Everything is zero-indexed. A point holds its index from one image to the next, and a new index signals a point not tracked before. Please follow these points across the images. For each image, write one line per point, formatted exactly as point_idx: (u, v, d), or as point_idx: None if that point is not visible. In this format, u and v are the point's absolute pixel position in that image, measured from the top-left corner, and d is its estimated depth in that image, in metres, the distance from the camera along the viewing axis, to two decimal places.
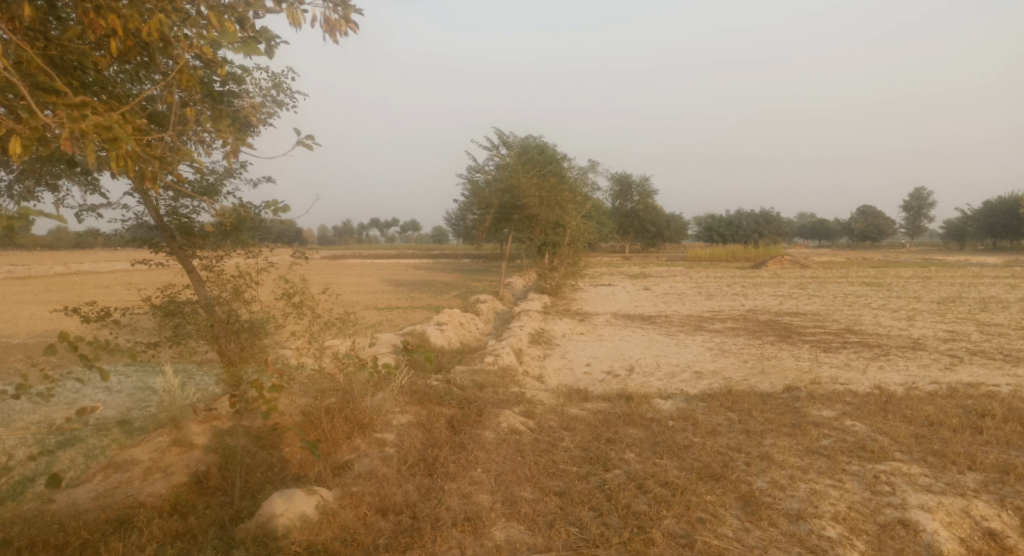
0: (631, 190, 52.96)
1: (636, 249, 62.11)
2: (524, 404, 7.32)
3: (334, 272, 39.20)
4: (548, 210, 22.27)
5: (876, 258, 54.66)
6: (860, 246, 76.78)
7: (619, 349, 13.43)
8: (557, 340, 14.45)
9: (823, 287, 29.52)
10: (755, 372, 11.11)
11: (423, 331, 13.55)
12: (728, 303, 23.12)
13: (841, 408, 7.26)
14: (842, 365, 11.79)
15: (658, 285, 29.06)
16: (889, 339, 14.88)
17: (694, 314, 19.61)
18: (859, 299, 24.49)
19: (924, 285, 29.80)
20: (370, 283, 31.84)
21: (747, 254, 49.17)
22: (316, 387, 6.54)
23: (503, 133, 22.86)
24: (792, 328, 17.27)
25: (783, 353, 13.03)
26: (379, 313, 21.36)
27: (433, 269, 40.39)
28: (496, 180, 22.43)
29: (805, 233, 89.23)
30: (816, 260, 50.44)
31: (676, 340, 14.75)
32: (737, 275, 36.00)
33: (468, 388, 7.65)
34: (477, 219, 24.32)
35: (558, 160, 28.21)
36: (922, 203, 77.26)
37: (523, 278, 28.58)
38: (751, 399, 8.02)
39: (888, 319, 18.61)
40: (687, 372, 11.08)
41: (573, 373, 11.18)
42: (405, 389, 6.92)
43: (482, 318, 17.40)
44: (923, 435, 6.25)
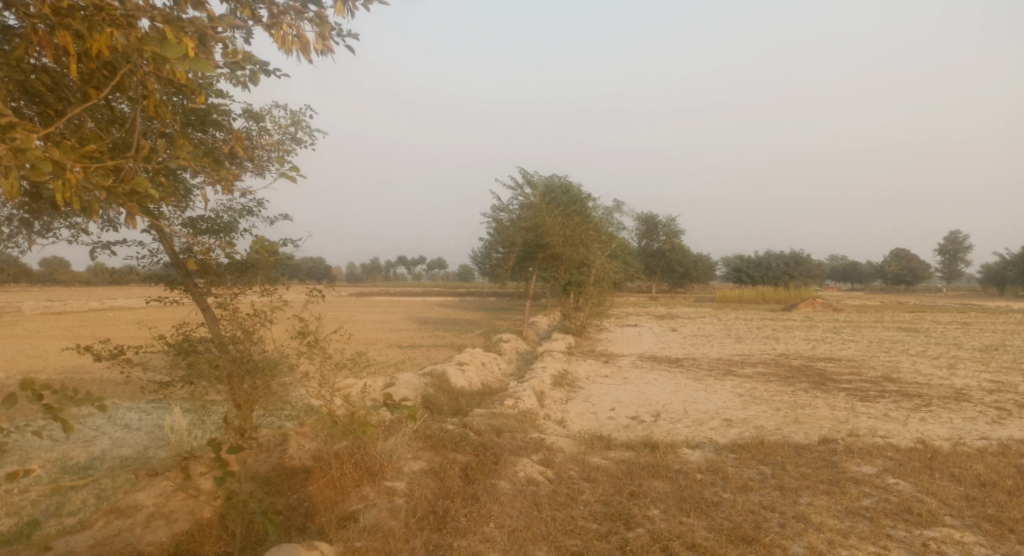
0: (657, 230, 52.66)
1: (663, 289, 61.46)
2: (544, 452, 6.98)
3: (360, 309, 39.32)
4: (573, 249, 22.07)
5: (911, 302, 53.33)
6: (894, 290, 75.12)
7: (645, 394, 13.00)
8: (580, 382, 14.08)
9: (857, 331, 28.71)
10: (788, 421, 10.61)
11: (443, 371, 13.29)
12: (758, 346, 22.52)
13: (882, 464, 6.80)
14: (880, 415, 11.24)
15: (686, 327, 28.52)
16: (929, 389, 14.23)
17: (723, 358, 19.09)
18: (895, 344, 23.70)
19: (962, 330, 28.81)
20: (394, 321, 31.79)
21: (777, 296, 48.30)
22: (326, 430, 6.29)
23: (528, 172, 22.84)
24: (826, 374, 16.66)
25: (816, 401, 12.50)
26: (402, 351, 21.20)
27: (458, 307, 40.29)
28: (521, 219, 22.34)
29: (837, 275, 87.75)
30: (849, 303, 49.38)
31: (704, 384, 14.28)
32: (767, 317, 35.26)
33: (485, 433, 7.34)
34: (502, 258, 24.18)
35: (584, 199, 28.10)
36: (957, 247, 75.60)
37: (548, 317, 28.27)
38: (784, 452, 7.58)
39: (926, 366, 17.89)
40: (715, 420, 10.62)
41: (597, 418, 10.79)
42: (420, 433, 6.64)
43: (504, 358, 17.11)
44: (974, 497, 5.78)
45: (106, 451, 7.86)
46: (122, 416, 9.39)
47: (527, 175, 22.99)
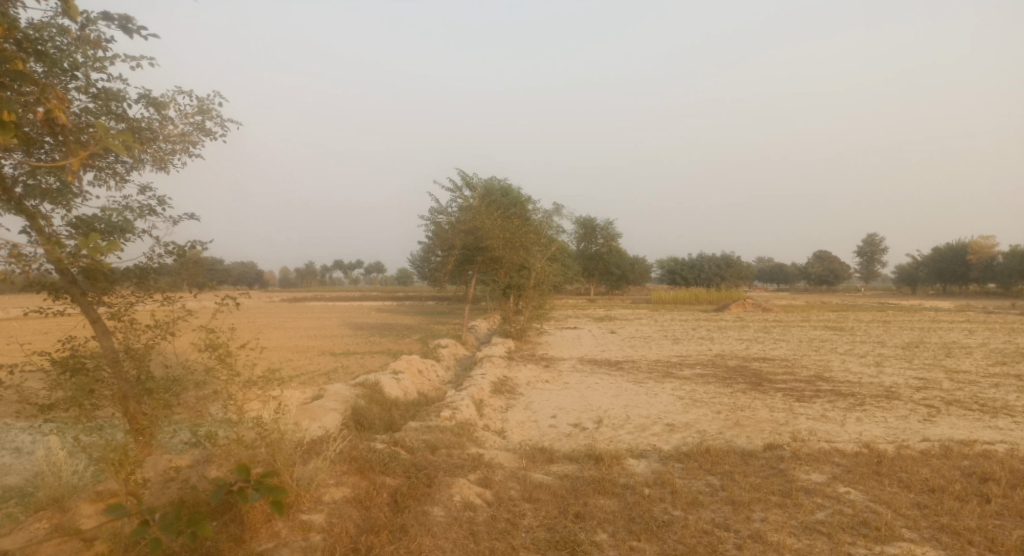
0: (595, 233, 52.82)
1: (600, 291, 61.85)
2: (482, 470, 6.50)
3: (291, 316, 37.82)
4: (512, 252, 21.66)
5: (833, 302, 55.33)
6: (818, 290, 77.98)
7: (586, 399, 12.66)
8: (520, 389, 13.65)
9: (787, 331, 29.31)
10: (730, 425, 10.43)
11: (377, 380, 12.63)
12: (695, 347, 22.62)
13: (830, 471, 6.60)
14: (819, 417, 11.20)
15: (624, 329, 28.49)
16: (862, 388, 14.39)
17: (661, 360, 19.00)
18: (824, 344, 24.22)
19: (885, 329, 29.78)
20: (327, 327, 30.62)
21: (710, 296, 49.21)
22: (232, 458, 5.71)
23: (466, 174, 22.30)
24: (762, 375, 16.74)
25: (756, 403, 12.42)
26: (334, 359, 20.27)
27: (395, 312, 39.28)
28: (459, 222, 21.76)
29: (764, 276, 90.63)
30: (777, 303, 50.76)
31: (644, 388, 14.05)
32: (701, 318, 35.76)
33: (418, 451, 6.79)
34: (439, 261, 23.52)
35: (522, 202, 27.71)
36: (875, 248, 79.08)
37: (486, 320, 27.75)
38: (731, 459, 7.30)
39: (856, 365, 18.23)
40: (658, 425, 10.35)
41: (538, 427, 10.36)
42: (343, 455, 6.08)
43: (441, 365, 16.52)
44: (927, 505, 5.62)
45: None
46: (9, 439, 8.42)
47: (465, 177, 22.42)
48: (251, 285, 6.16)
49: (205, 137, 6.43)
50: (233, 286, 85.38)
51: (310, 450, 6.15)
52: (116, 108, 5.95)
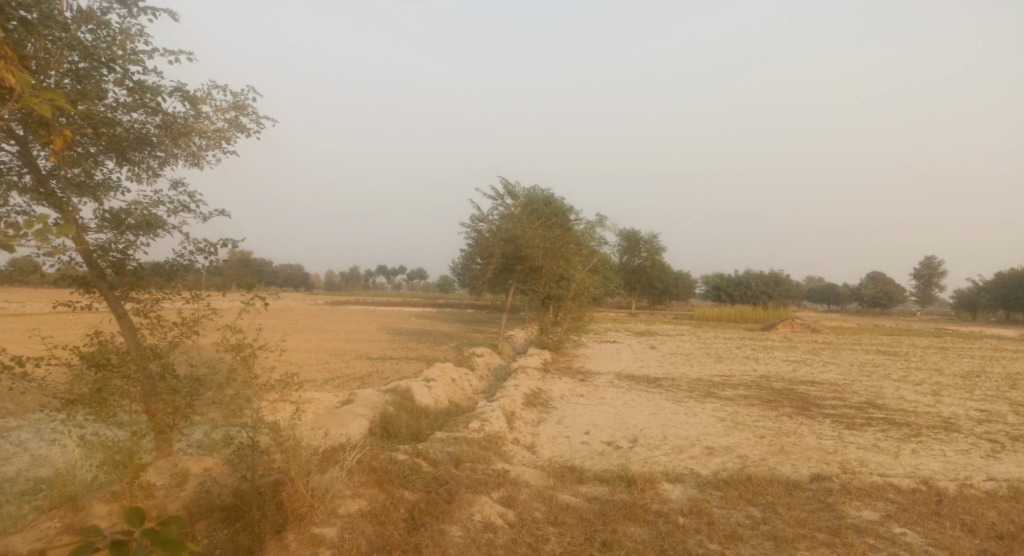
0: (638, 246, 52.03)
1: (642, 306, 60.95)
2: (506, 487, 6.18)
3: (332, 319, 38.14)
4: (553, 262, 21.32)
5: (886, 325, 53.35)
6: (869, 313, 75.48)
7: (622, 416, 12.22)
8: (554, 402, 13.28)
9: (836, 353, 28.22)
10: (774, 452, 9.88)
11: (408, 387, 12.42)
12: (738, 367, 21.87)
13: (884, 508, 6.08)
14: (870, 446, 10.55)
15: (665, 345, 27.83)
16: (917, 417, 13.59)
17: (703, 379, 18.38)
18: (875, 368, 23.21)
19: (941, 356, 28.43)
20: (365, 331, 30.73)
21: (756, 315, 47.94)
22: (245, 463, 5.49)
23: (509, 182, 22.09)
24: (808, 398, 16.01)
25: (802, 429, 11.79)
26: (370, 364, 20.20)
27: (434, 318, 39.27)
28: (500, 231, 21.54)
29: (813, 296, 88.22)
30: (826, 324, 49.18)
31: (684, 407, 13.52)
32: (745, 336, 34.75)
33: (441, 464, 6.50)
34: (479, 269, 23.33)
35: (565, 212, 27.36)
36: (932, 271, 76.11)
37: (524, 331, 27.41)
38: (773, 489, 6.82)
39: (910, 393, 17.31)
40: (696, 448, 9.86)
41: (570, 444, 9.98)
42: (361, 465, 5.83)
43: (476, 374, 16.26)
44: (994, 553, 5.10)
45: (21, 471, 7.03)
46: (44, 431, 8.50)
47: (508, 185, 22.19)
48: (281, 287, 6.17)
49: (240, 133, 6.40)
50: (279, 287, 86.96)
51: (329, 458, 5.94)
52: (152, 102, 5.87)
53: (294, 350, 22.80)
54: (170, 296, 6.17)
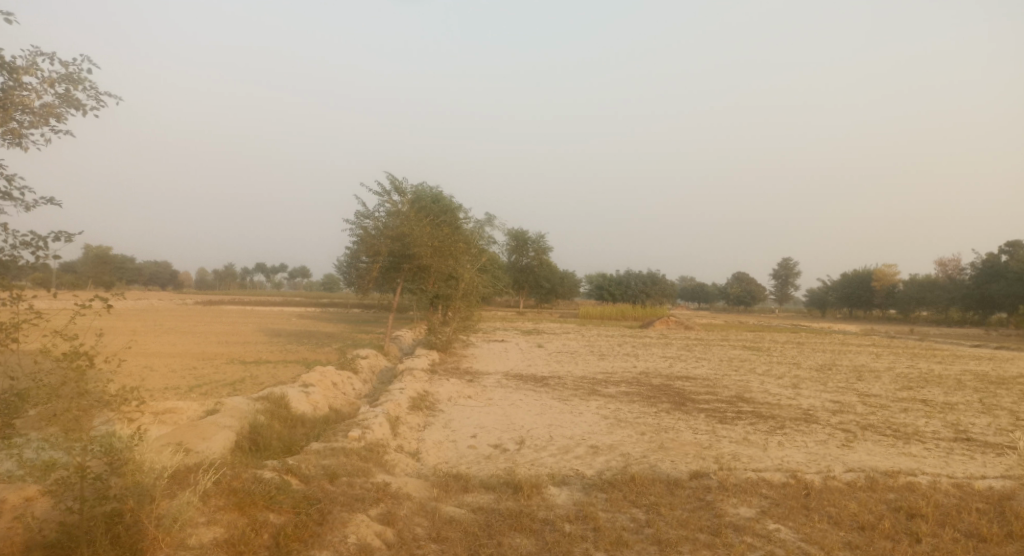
0: (526, 246, 52.79)
1: (529, 304, 61.71)
2: (385, 502, 5.84)
3: (204, 319, 35.81)
4: (440, 261, 20.99)
5: (751, 322, 57.00)
6: (736, 310, 80.45)
7: (508, 417, 12.10)
8: (440, 405, 12.96)
9: (709, 350, 29.68)
10: (655, 449, 10.07)
11: (284, 393, 11.68)
12: (620, 364, 22.47)
13: (758, 504, 6.25)
14: (742, 440, 11.00)
15: (551, 343, 28.19)
16: (782, 410, 14.40)
17: (587, 376, 18.68)
18: (744, 363, 24.56)
19: (800, 350, 30.59)
20: (241, 332, 28.99)
21: (636, 313, 49.74)
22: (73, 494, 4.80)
23: (396, 179, 21.49)
24: (686, 394, 16.60)
25: (680, 425, 12.15)
26: (245, 368, 19.01)
27: (317, 318, 37.72)
28: (386, 228, 20.90)
29: (687, 295, 93.01)
30: (699, 322, 51.88)
31: (569, 406, 13.60)
32: (626, 334, 35.94)
33: (314, 480, 6.06)
34: (364, 267, 22.52)
35: (453, 210, 27.02)
36: (791, 271, 82.23)
37: (411, 331, 26.87)
38: (655, 488, 6.89)
39: (776, 387, 18.40)
40: (580, 448, 9.88)
41: (455, 448, 9.72)
42: (220, 487, 5.30)
43: (359, 377, 15.63)
44: (858, 545, 5.33)
45: None
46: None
47: (394, 182, 21.57)
48: (126, 292, 5.73)
49: (74, 110, 5.67)
50: (146, 285, 81.04)
51: (182, 480, 5.40)
52: None
53: (159, 355, 21.06)
54: None
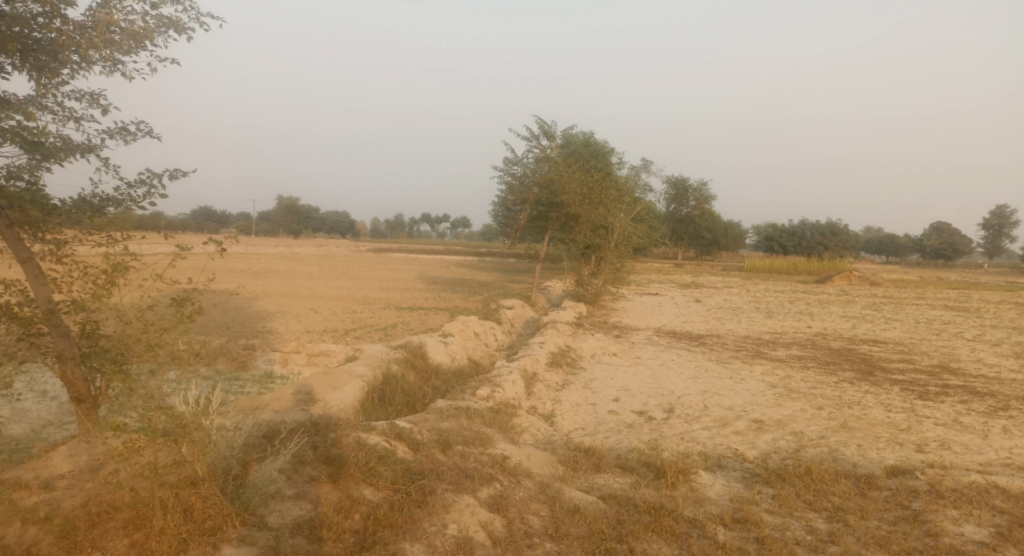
0: (687, 194, 49.93)
1: (690, 257, 58.80)
2: (499, 483, 4.98)
3: (370, 266, 37.55)
4: (591, 209, 19.80)
5: (951, 278, 50.18)
6: (931, 265, 71.55)
7: (658, 380, 10.89)
8: (584, 362, 12.01)
9: (899, 309, 26.08)
10: (834, 429, 8.43)
11: (422, 342, 11.26)
12: (791, 323, 20.20)
13: (992, 523, 4.63)
14: (949, 422, 8.99)
15: (712, 298, 26.20)
16: (1001, 386, 11.85)
17: (752, 336, 16.84)
18: (944, 326, 21.19)
19: (1017, 312, 26.01)
20: (400, 278, 29.91)
21: (810, 267, 45.52)
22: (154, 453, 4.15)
23: (545, 122, 20.38)
24: (871, 360, 14.35)
25: (867, 399, 10.27)
26: (396, 314, 19.24)
27: (474, 267, 38.38)
28: (535, 174, 19.96)
29: (871, 248, 84.33)
30: (886, 277, 46.46)
31: (729, 370, 12.10)
32: (799, 290, 32.81)
33: (423, 448, 5.33)
34: (513, 216, 21.94)
35: (606, 155, 25.52)
36: (1003, 221, 71.19)
37: (562, 281, 26.12)
38: (841, 486, 5.46)
39: (989, 356, 15.41)
40: (741, 422, 8.49)
41: (594, 413, 8.73)
42: (314, 458, 4.61)
43: (503, 328, 15.07)
44: None
45: None
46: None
47: (543, 126, 20.47)
48: (211, 230, 5.10)
49: (170, 32, 5.22)
50: (326, 234, 87.59)
51: (274, 443, 4.81)
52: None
53: (322, 298, 22.03)
54: (88, 237, 5.15)
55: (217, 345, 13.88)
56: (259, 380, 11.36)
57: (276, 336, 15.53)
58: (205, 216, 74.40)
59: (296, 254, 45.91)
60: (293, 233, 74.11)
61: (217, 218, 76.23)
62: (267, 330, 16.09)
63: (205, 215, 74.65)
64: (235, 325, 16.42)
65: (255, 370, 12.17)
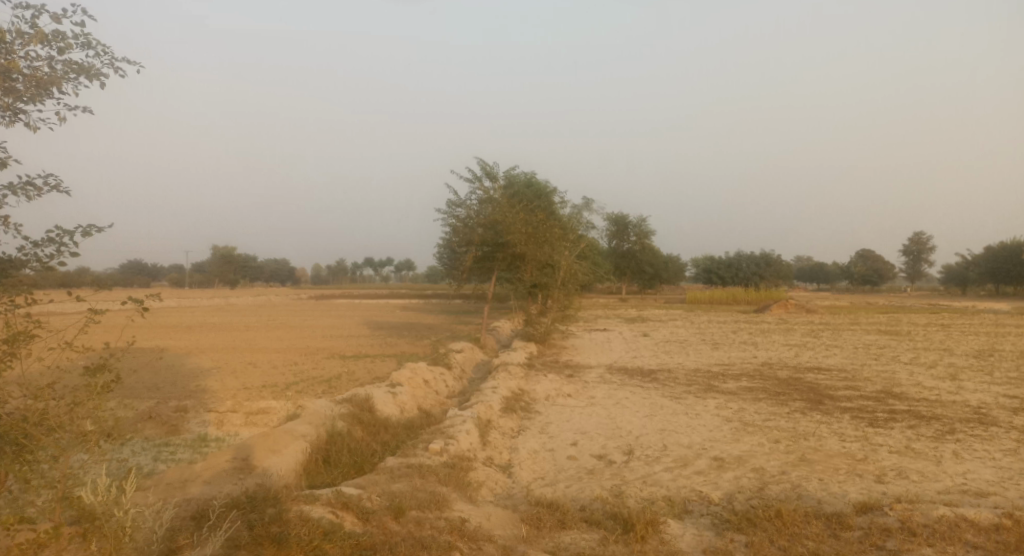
0: (627, 230, 50.77)
1: (633, 291, 59.50)
2: (459, 552, 4.61)
3: (311, 315, 36.51)
4: (536, 248, 19.73)
5: (880, 303, 52.24)
6: (860, 290, 74.41)
7: (614, 420, 10.65)
8: (538, 406, 11.70)
9: (837, 335, 26.77)
10: (794, 463, 8.33)
11: (369, 394, 10.75)
12: (738, 354, 20.39)
13: None
14: (904, 449, 9.01)
15: (658, 332, 26.36)
16: (944, 408, 12.08)
17: (702, 369, 16.87)
18: (881, 350, 21.76)
19: (945, 333, 27.01)
20: (344, 326, 29.11)
21: (748, 297, 46.65)
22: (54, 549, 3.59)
23: (486, 163, 20.33)
24: (819, 388, 14.50)
25: (821, 429, 10.27)
26: (340, 364, 18.56)
27: (419, 311, 37.80)
28: (479, 216, 19.80)
29: (803, 276, 87.37)
30: (821, 304, 47.98)
31: (684, 406, 11.98)
32: (741, 320, 33.38)
33: (374, 517, 4.92)
34: (458, 258, 21.67)
35: (548, 194, 25.63)
36: (922, 246, 74.91)
37: (510, 321, 25.86)
38: (814, 527, 5.27)
39: (928, 378, 15.80)
40: (702, 461, 8.31)
41: (552, 460, 8.40)
42: (249, 543, 4.18)
43: (452, 374, 14.64)
44: None
45: None
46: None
47: (484, 167, 20.41)
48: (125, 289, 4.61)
49: (79, 78, 4.78)
50: (265, 283, 85.37)
51: (204, 526, 4.34)
52: None
53: (261, 351, 21.11)
54: None
55: (148, 407, 12.98)
56: (193, 444, 10.61)
57: (213, 394, 14.69)
58: (136, 269, 71.57)
59: (233, 304, 44.37)
60: (229, 283, 71.88)
61: (148, 270, 73.34)
62: (202, 389, 15.21)
63: (135, 268, 71.76)
64: (167, 385, 15.47)
65: (189, 434, 11.38)
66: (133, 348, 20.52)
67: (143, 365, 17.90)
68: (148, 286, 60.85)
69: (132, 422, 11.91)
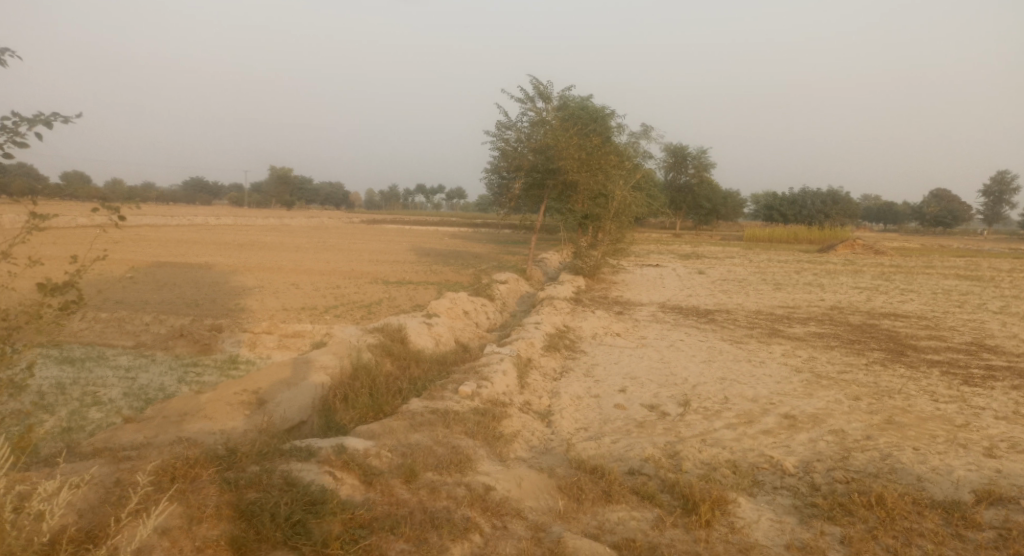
0: (686, 161, 48.25)
1: (688, 227, 57.34)
2: (479, 534, 3.70)
3: (361, 237, 36.15)
4: (590, 176, 18.32)
5: (954, 246, 48.78)
6: (932, 232, 70.10)
7: (668, 365, 9.56)
8: (585, 345, 10.71)
9: (910, 279, 24.74)
10: (880, 426, 7.15)
11: (402, 324, 9.89)
12: (802, 296, 18.89)
13: None
14: (1011, 416, 7.70)
15: (715, 269, 24.88)
16: None
17: (764, 311, 15.54)
18: (964, 296, 19.87)
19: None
20: (391, 250, 28.50)
21: (811, 236, 44.17)
22: None
23: (539, 82, 18.79)
24: (897, 338, 13.05)
25: (907, 386, 8.98)
26: (381, 289, 17.87)
27: (468, 238, 36.91)
28: (530, 139, 18.43)
29: (870, 216, 82.81)
30: (891, 246, 44.98)
31: (746, 352, 10.79)
32: (803, 260, 31.43)
33: (379, 481, 4.02)
34: (506, 184, 20.47)
35: (604, 118, 23.92)
36: (1004, 187, 69.53)
37: (558, 253, 24.76)
38: (930, 523, 4.16)
39: (1022, 331, 14.11)
40: (771, 418, 7.20)
41: (598, 409, 7.43)
42: (209, 519, 3.30)
43: (494, 305, 13.72)
44: None
45: None
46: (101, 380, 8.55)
47: (538, 86, 18.89)
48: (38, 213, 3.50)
49: None
50: (318, 205, 85.87)
51: (163, 486, 3.52)
52: None
53: (303, 272, 20.65)
54: None
55: (181, 325, 12.51)
56: (220, 366, 10.05)
57: (248, 314, 14.20)
58: (194, 187, 72.71)
59: (284, 224, 44.40)
60: (284, 205, 72.45)
61: (207, 190, 74.44)
62: (240, 308, 14.75)
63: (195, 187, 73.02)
64: (204, 302, 15.06)
65: (218, 354, 10.85)
66: (178, 265, 20.29)
67: (185, 281, 17.57)
68: (205, 203, 61.75)
69: (162, 339, 11.44)
